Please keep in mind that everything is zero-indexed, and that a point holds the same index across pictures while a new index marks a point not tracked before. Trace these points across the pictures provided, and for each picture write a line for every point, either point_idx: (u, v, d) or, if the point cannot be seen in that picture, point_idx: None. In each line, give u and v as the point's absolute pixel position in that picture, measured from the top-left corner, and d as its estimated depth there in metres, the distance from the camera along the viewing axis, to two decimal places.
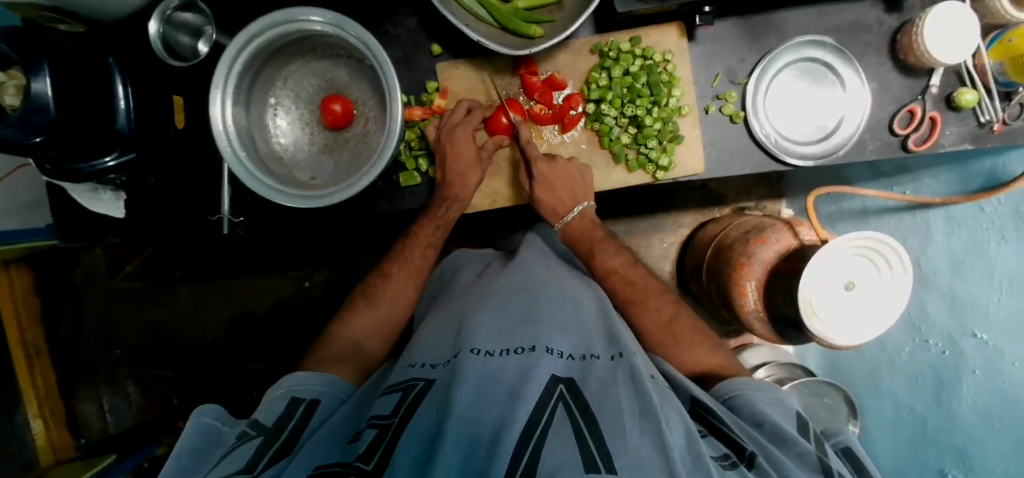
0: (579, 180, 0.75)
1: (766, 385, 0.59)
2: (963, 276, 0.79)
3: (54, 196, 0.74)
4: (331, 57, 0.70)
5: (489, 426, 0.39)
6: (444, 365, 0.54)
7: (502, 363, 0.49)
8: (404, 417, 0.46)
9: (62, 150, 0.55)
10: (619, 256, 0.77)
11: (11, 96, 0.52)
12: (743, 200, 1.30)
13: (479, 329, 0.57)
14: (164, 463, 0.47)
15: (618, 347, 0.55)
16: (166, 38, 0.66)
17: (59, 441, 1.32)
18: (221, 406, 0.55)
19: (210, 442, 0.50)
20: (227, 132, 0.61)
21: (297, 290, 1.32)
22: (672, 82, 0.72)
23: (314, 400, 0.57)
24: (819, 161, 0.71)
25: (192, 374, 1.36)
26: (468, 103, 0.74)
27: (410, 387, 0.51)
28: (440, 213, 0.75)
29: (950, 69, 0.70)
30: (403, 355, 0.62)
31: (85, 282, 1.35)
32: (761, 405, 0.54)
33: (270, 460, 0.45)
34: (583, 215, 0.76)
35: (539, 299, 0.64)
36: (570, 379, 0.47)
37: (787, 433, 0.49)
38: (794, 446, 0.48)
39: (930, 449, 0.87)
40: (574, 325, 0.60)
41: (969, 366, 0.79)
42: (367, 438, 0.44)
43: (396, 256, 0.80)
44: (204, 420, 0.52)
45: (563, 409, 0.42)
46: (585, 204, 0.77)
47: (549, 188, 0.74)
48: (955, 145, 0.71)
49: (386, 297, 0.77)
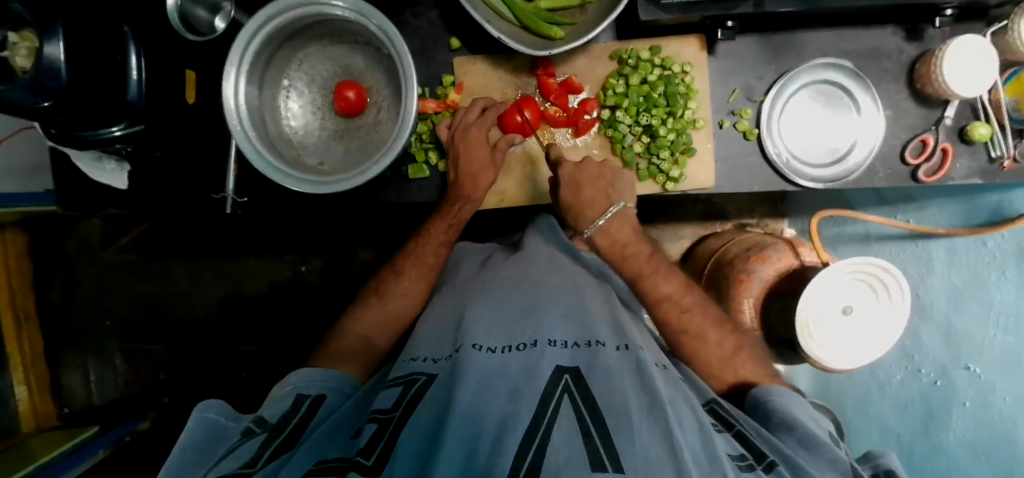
0: (608, 177, 0.72)
1: (789, 388, 0.58)
2: (960, 309, 0.79)
3: (55, 162, 0.73)
4: (348, 43, 0.69)
5: (492, 421, 0.39)
6: (448, 360, 0.53)
7: (505, 357, 0.49)
8: (405, 412, 0.46)
9: (68, 115, 0.54)
10: (670, 278, 0.70)
11: (22, 58, 0.51)
12: (745, 217, 1.30)
13: (480, 322, 0.56)
14: (167, 462, 0.46)
15: (625, 338, 0.55)
16: (183, 12, 0.65)
17: (42, 409, 1.31)
18: (223, 401, 0.54)
19: (215, 439, 0.50)
20: (239, 112, 0.60)
21: (293, 274, 1.31)
22: (689, 94, 0.71)
23: (319, 396, 0.57)
24: (830, 184, 0.71)
25: (181, 350, 1.35)
26: (483, 102, 0.73)
27: (412, 382, 0.51)
28: (451, 210, 0.74)
29: (965, 102, 0.70)
30: (406, 347, 0.62)
31: (79, 250, 1.34)
32: (791, 410, 0.54)
33: (272, 455, 0.45)
34: (597, 196, 0.71)
35: (540, 290, 0.64)
36: (575, 369, 0.47)
37: (819, 440, 0.49)
38: (827, 453, 0.48)
39: (914, 476, 0.88)
40: (577, 313, 0.60)
41: (959, 397, 0.80)
42: (367, 433, 0.44)
43: (410, 250, 0.79)
44: (207, 416, 0.51)
45: (568, 400, 0.42)
46: (620, 205, 0.72)
47: (576, 187, 0.71)
48: (964, 179, 0.71)
49: (396, 292, 0.76)
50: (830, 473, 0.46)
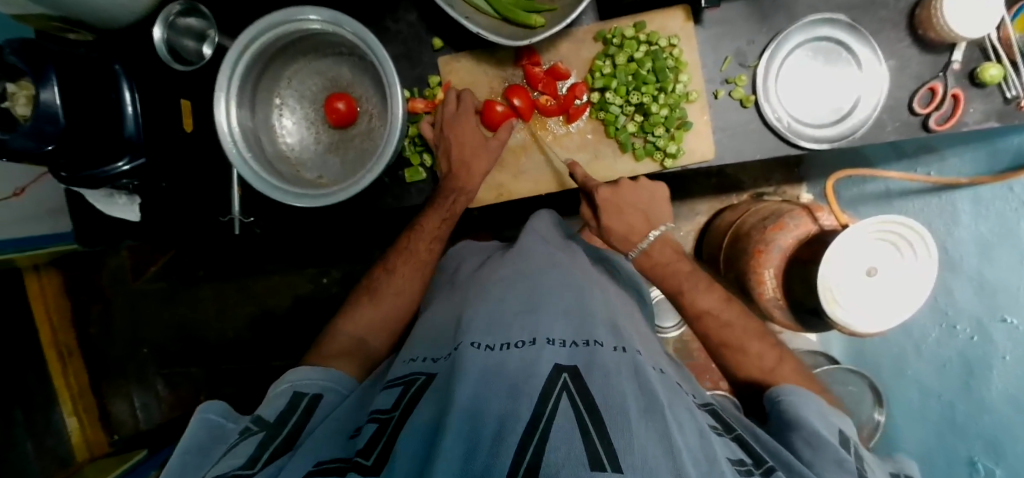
0: (647, 201, 0.74)
1: (803, 388, 0.60)
2: (991, 259, 0.75)
3: (74, 202, 0.77)
4: (333, 55, 0.70)
5: (492, 419, 0.40)
6: (445, 358, 0.54)
7: (503, 357, 0.49)
8: (404, 411, 0.47)
9: (74, 157, 0.56)
10: (712, 293, 0.70)
11: (23, 106, 0.54)
12: (760, 185, 1.27)
13: (478, 321, 0.57)
14: (169, 459, 0.49)
15: (623, 341, 0.55)
16: (171, 44, 0.68)
17: (94, 439, 1.37)
18: (227, 403, 0.56)
19: (216, 439, 0.52)
20: (233, 135, 0.61)
21: (314, 287, 1.35)
22: (679, 67, 0.70)
23: (316, 395, 0.58)
24: (834, 144, 0.69)
25: (216, 370, 1.40)
26: (459, 91, 0.74)
27: (412, 381, 0.52)
28: (444, 206, 0.74)
29: (973, 44, 0.67)
30: (404, 349, 0.63)
31: (111, 284, 1.40)
32: (804, 412, 0.55)
33: (270, 456, 0.47)
34: (640, 218, 0.72)
35: (539, 289, 0.64)
36: (574, 368, 0.47)
37: (822, 440, 0.50)
38: (831, 453, 0.49)
39: (960, 440, 0.84)
40: (576, 313, 0.59)
41: (998, 352, 0.76)
42: (367, 432, 0.45)
43: (402, 247, 0.80)
44: (210, 417, 0.54)
45: (566, 400, 0.42)
46: (661, 228, 0.73)
47: (618, 213, 0.72)
48: (980, 123, 0.68)
49: (387, 292, 0.77)
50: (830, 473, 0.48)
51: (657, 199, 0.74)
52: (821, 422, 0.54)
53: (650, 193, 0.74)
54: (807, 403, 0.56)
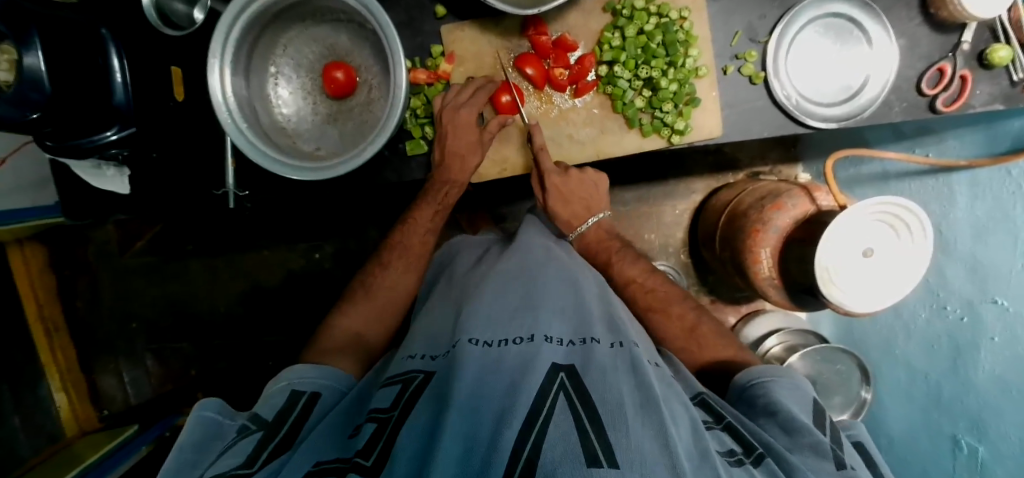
0: (589, 189, 0.79)
1: (783, 368, 0.59)
2: (985, 242, 0.76)
3: (57, 171, 0.73)
4: (331, 22, 0.67)
5: (490, 415, 0.39)
6: (444, 355, 0.53)
7: (502, 352, 0.48)
8: (404, 410, 0.46)
9: (60, 125, 0.54)
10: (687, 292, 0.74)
11: (3, 71, 0.51)
12: (757, 164, 1.27)
13: (478, 315, 0.56)
14: (166, 456, 0.48)
15: (619, 336, 0.54)
16: (160, 6, 0.63)
17: (83, 414, 1.35)
18: (223, 400, 0.55)
19: (212, 436, 0.51)
20: (227, 103, 0.59)
21: (306, 262, 1.33)
22: (690, 41, 0.68)
23: (314, 393, 0.57)
24: (843, 123, 0.68)
25: (207, 345, 1.38)
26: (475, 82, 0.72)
27: (410, 379, 0.51)
28: (438, 194, 0.77)
29: (983, 24, 0.66)
30: (403, 345, 0.62)
31: (98, 258, 1.37)
32: (782, 395, 0.54)
33: (270, 454, 0.46)
34: (583, 206, 0.79)
35: (539, 284, 0.63)
36: (571, 367, 0.46)
37: (801, 423, 0.49)
38: (809, 437, 0.48)
39: (945, 416, 0.87)
40: (573, 311, 0.59)
41: (987, 333, 0.77)
42: (367, 432, 0.44)
43: (393, 243, 0.81)
44: (206, 414, 0.52)
45: (564, 398, 0.41)
46: (599, 215, 0.81)
47: (564, 200, 0.77)
48: (985, 106, 0.67)
49: (381, 287, 0.77)
50: (809, 459, 0.46)
51: (599, 189, 0.80)
52: (797, 404, 0.53)
53: (593, 182, 0.79)
54: (782, 385, 0.56)
